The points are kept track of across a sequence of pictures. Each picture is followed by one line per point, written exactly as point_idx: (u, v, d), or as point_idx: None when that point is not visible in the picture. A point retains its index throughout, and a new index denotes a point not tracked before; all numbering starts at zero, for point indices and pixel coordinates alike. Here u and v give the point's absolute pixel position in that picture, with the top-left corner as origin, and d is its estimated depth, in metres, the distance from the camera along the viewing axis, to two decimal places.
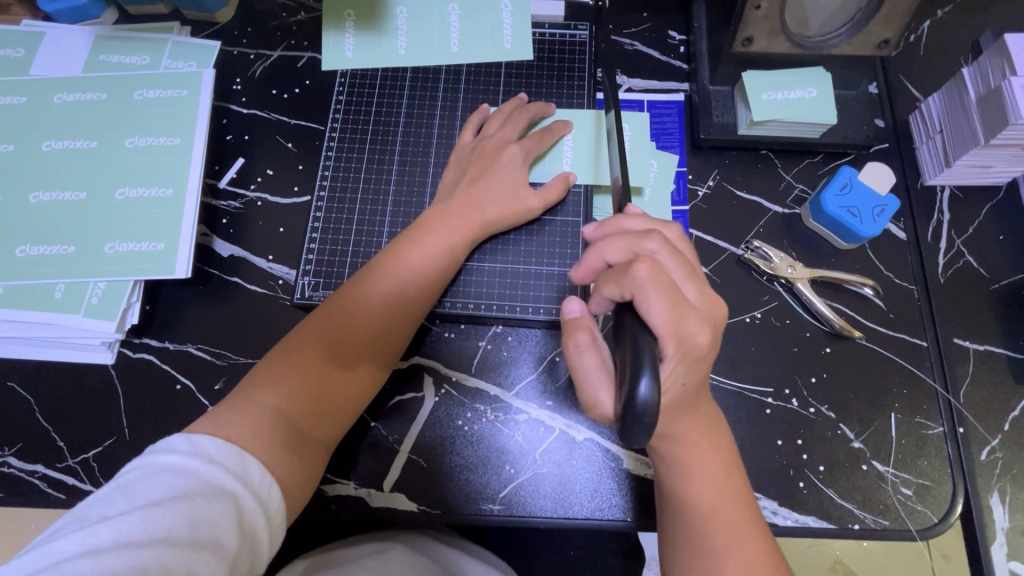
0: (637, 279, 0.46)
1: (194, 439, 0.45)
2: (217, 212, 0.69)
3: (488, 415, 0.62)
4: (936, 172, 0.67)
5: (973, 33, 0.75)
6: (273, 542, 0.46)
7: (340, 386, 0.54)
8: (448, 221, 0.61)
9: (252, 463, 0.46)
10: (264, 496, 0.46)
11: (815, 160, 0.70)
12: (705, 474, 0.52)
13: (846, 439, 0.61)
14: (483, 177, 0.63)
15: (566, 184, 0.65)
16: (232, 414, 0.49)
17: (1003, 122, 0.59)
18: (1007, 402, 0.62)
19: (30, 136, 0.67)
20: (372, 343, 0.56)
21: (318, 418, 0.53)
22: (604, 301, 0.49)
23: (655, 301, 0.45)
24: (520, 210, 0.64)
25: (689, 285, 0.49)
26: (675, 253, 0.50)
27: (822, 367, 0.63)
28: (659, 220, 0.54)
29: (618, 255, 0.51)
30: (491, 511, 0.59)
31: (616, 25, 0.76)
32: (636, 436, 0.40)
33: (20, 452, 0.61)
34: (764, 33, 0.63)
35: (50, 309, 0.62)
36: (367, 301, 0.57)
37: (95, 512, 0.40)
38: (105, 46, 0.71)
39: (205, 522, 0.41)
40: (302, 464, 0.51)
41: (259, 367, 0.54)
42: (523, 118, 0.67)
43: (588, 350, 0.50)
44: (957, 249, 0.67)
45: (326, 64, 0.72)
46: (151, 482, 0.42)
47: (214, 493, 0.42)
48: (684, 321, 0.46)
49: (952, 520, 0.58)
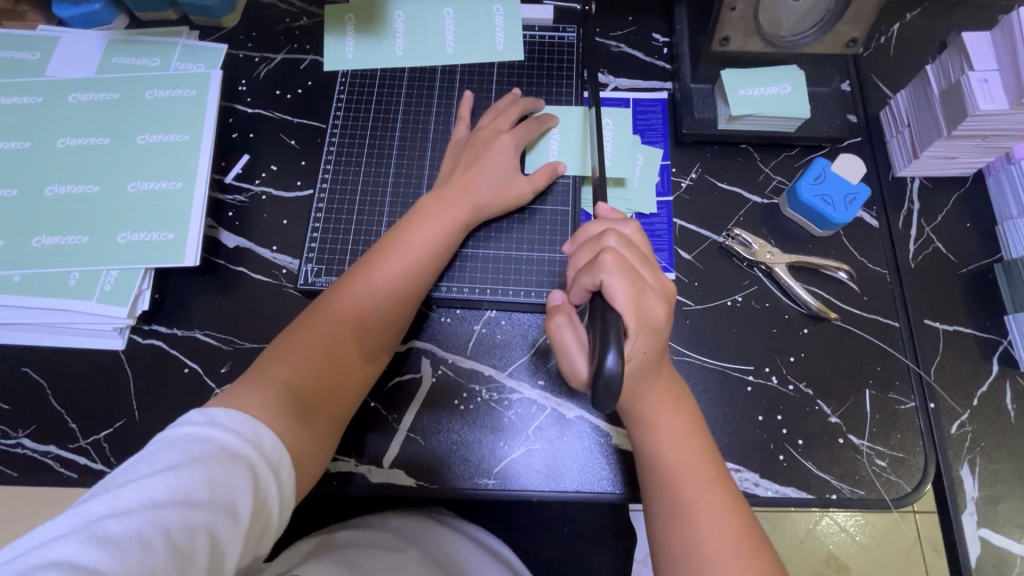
0: (603, 266, 0.51)
1: (209, 412, 0.48)
2: (223, 205, 0.72)
3: (483, 394, 0.65)
4: (905, 163, 0.71)
5: (940, 34, 0.79)
6: (285, 513, 0.49)
7: (347, 364, 0.57)
8: (443, 208, 0.64)
9: (265, 432, 0.49)
10: (277, 465, 0.48)
11: (792, 153, 0.74)
12: (675, 435, 0.55)
13: (823, 414, 0.64)
14: (476, 164, 0.67)
15: (555, 172, 0.68)
16: (247, 389, 0.52)
17: (962, 114, 0.63)
18: (976, 379, 0.65)
19: (46, 133, 0.70)
20: (375, 324, 0.59)
21: (327, 393, 0.56)
22: (580, 289, 0.54)
23: (617, 284, 0.50)
24: (513, 195, 0.67)
25: (646, 269, 0.54)
26: (631, 245, 0.55)
27: (800, 347, 0.66)
28: (619, 219, 0.59)
29: (583, 253, 0.56)
30: (486, 485, 0.62)
31: (602, 28, 0.80)
32: (603, 403, 0.44)
33: (34, 433, 0.64)
34: (740, 33, 0.67)
35: (64, 296, 0.65)
36: (368, 284, 0.60)
37: (118, 477, 0.43)
38: (117, 49, 0.75)
39: (222, 486, 0.44)
40: (312, 437, 0.54)
41: (268, 351, 0.57)
42: (514, 110, 0.71)
43: (565, 328, 0.55)
44: (926, 235, 0.71)
45: (327, 63, 0.77)
46: (170, 449, 0.44)
47: (229, 459, 0.45)
48: (642, 300, 0.51)
49: (924, 489, 0.61)
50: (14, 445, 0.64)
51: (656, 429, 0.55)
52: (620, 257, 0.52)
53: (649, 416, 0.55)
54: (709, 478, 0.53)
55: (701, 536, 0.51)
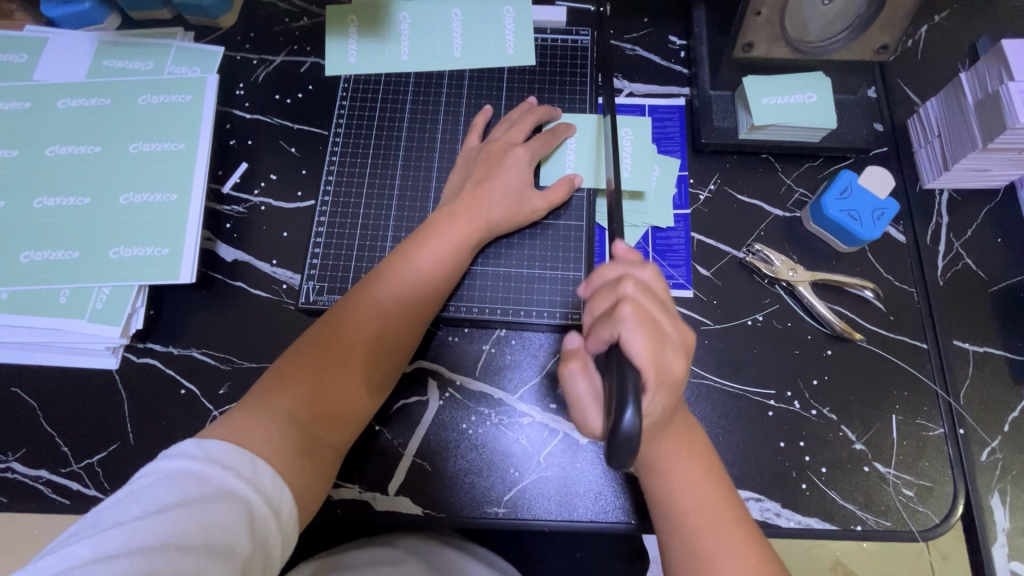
0: (623, 322, 0.48)
1: (205, 445, 0.45)
2: (221, 217, 0.69)
3: (492, 419, 0.63)
4: (934, 175, 0.68)
5: (970, 38, 0.76)
6: (286, 550, 0.46)
7: (350, 392, 0.55)
8: (454, 224, 0.61)
9: (264, 470, 0.46)
10: (276, 502, 0.46)
11: (815, 164, 0.71)
12: (689, 481, 0.52)
13: (847, 440, 0.61)
14: (488, 179, 0.64)
15: (571, 186, 0.65)
16: (246, 418, 0.49)
17: (1000, 127, 0.60)
18: (1006, 404, 0.63)
19: (34, 142, 0.67)
20: (381, 348, 0.56)
21: (329, 423, 0.53)
22: (597, 340, 0.50)
23: (638, 338, 0.47)
24: (525, 211, 0.64)
25: (667, 317, 0.51)
26: (649, 292, 0.51)
27: (824, 369, 0.64)
28: (636, 261, 0.54)
29: (599, 301, 0.52)
30: (495, 514, 0.60)
31: (617, 30, 0.76)
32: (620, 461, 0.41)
33: (24, 458, 0.61)
34: (764, 39, 0.64)
35: (54, 314, 0.62)
36: (374, 304, 0.57)
37: (107, 517, 0.40)
38: (108, 51, 0.71)
39: (217, 527, 0.41)
40: (315, 470, 0.51)
41: (267, 376, 0.54)
42: (529, 120, 0.67)
43: (578, 378, 0.52)
44: (956, 251, 0.67)
45: (329, 66, 0.73)
46: (162, 487, 0.42)
47: (226, 498, 0.42)
48: (660, 353, 0.48)
49: (953, 521, 0.59)
50: (4, 469, 0.61)
51: (669, 476, 0.52)
52: (640, 308, 0.49)
53: (660, 462, 0.52)
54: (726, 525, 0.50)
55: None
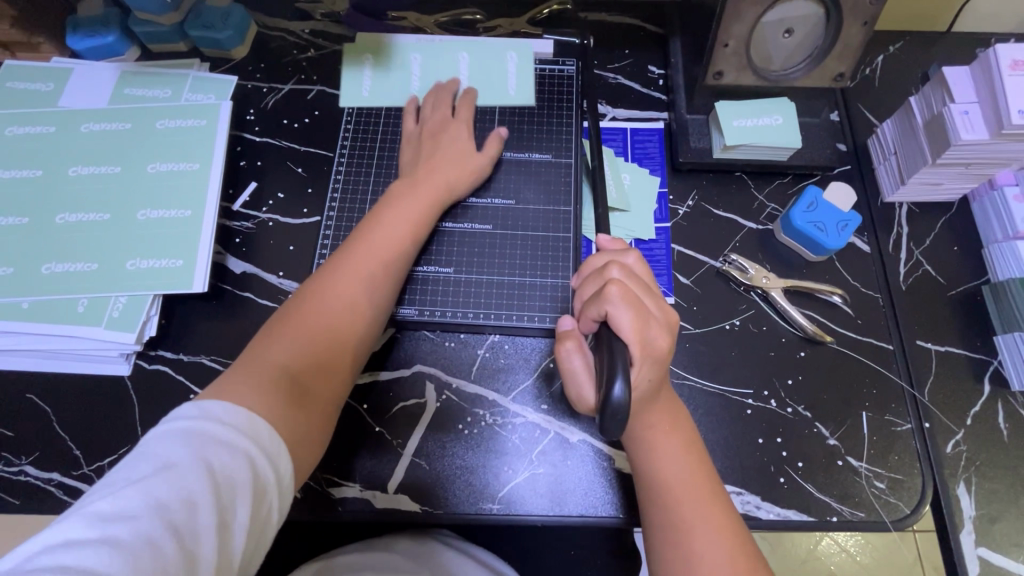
0: (610, 299, 0.54)
1: (201, 405, 0.47)
2: (231, 231, 0.74)
3: (487, 419, 0.66)
4: (894, 190, 0.74)
5: (923, 66, 0.83)
6: (285, 503, 0.49)
7: (334, 347, 0.58)
8: (413, 190, 0.68)
9: (260, 421, 0.49)
10: (274, 453, 0.48)
11: (785, 181, 0.76)
12: (672, 454, 0.56)
13: (821, 436, 0.65)
14: (437, 151, 0.71)
15: (501, 139, 0.74)
16: (233, 379, 0.52)
17: (946, 144, 0.66)
18: (969, 400, 0.67)
19: (58, 162, 0.72)
20: (362, 302, 0.61)
21: (315, 373, 0.56)
22: (588, 319, 0.56)
23: (623, 315, 0.53)
24: (473, 165, 0.72)
25: (650, 299, 0.56)
26: (633, 276, 0.58)
27: (798, 369, 0.68)
28: (619, 249, 0.62)
29: (589, 286, 0.59)
30: (491, 510, 0.63)
31: (600, 61, 0.83)
32: (611, 430, 0.47)
33: (37, 461, 0.64)
34: (733, 68, 0.70)
35: (72, 322, 0.65)
36: (349, 267, 0.61)
37: (119, 476, 0.42)
38: (129, 80, 0.77)
39: (224, 478, 0.44)
40: (307, 417, 0.54)
41: (251, 346, 0.57)
42: (448, 100, 0.75)
43: (574, 354, 0.57)
44: (916, 260, 0.73)
45: (343, 82, 0.79)
46: (168, 447, 0.44)
47: (228, 453, 0.45)
48: (647, 327, 0.53)
49: (923, 511, 0.62)
50: (17, 472, 0.63)
51: (653, 449, 0.56)
52: (626, 288, 0.55)
53: (644, 435, 0.56)
54: (705, 501, 0.53)
55: (696, 559, 0.51)
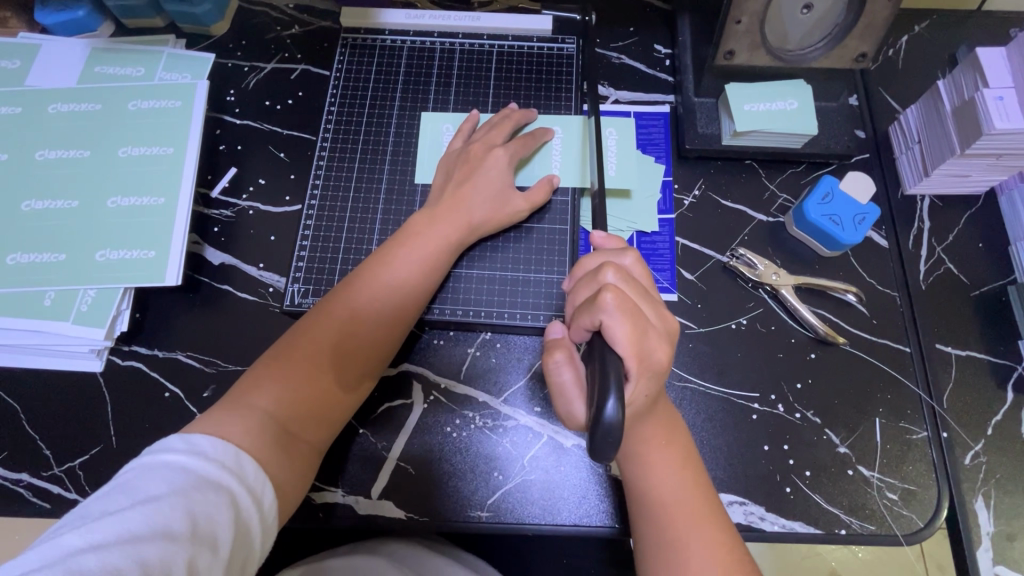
0: (604, 307, 0.48)
1: (189, 439, 0.45)
2: (209, 220, 0.69)
3: (476, 422, 0.63)
4: (915, 181, 0.69)
5: (950, 47, 0.77)
6: (266, 543, 0.46)
7: (331, 388, 0.55)
8: (433, 225, 0.62)
9: (247, 461, 0.46)
10: (258, 493, 0.46)
11: (798, 170, 0.71)
12: (667, 468, 0.52)
13: (831, 443, 0.61)
14: (469, 180, 0.64)
15: (552, 186, 0.66)
16: (225, 415, 0.49)
17: (976, 132, 0.61)
18: (990, 407, 0.63)
19: (25, 146, 0.68)
20: (362, 342, 0.57)
21: (307, 420, 0.53)
22: (580, 329, 0.51)
23: (617, 325, 0.47)
24: (507, 213, 0.65)
25: (649, 305, 0.52)
26: (631, 278, 0.52)
27: (808, 373, 0.64)
28: (616, 248, 0.56)
29: (582, 289, 0.53)
30: (479, 518, 0.59)
31: (603, 39, 0.78)
32: (603, 452, 0.42)
33: (4, 461, 0.61)
34: (745, 47, 0.65)
35: (39, 316, 0.62)
36: (352, 303, 0.57)
37: (96, 508, 0.40)
38: (101, 58, 0.72)
39: (204, 516, 0.41)
40: (292, 465, 0.51)
41: (245, 377, 0.54)
42: (508, 125, 0.68)
43: (564, 366, 0.52)
44: (937, 256, 0.68)
45: (423, 119, 0.71)
46: (151, 480, 0.42)
47: (211, 488, 0.43)
48: (645, 339, 0.49)
49: (937, 525, 0.59)
50: None
51: (646, 464, 0.52)
52: (622, 295, 0.49)
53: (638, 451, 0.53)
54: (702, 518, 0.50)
55: None
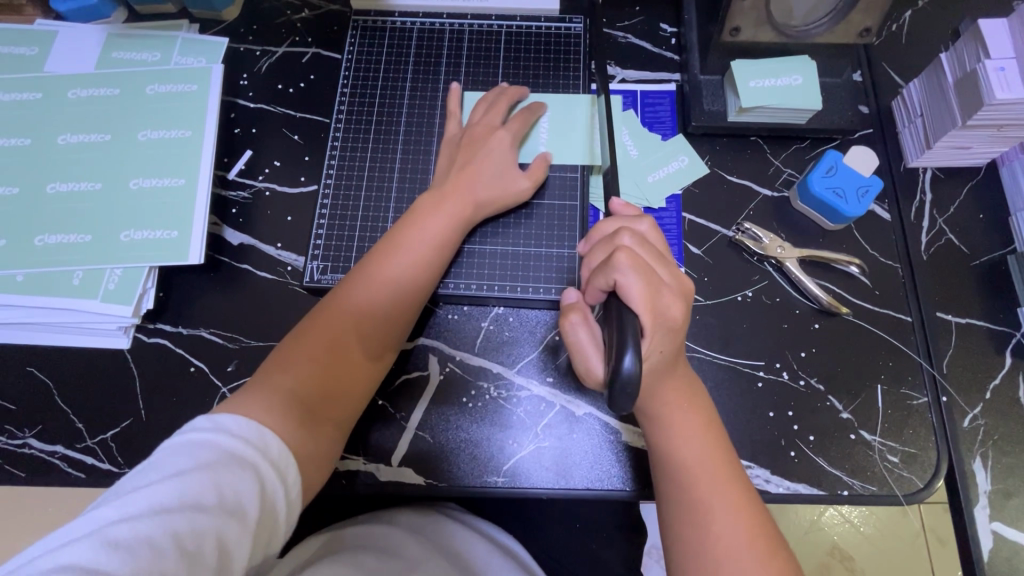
0: (618, 266, 0.50)
1: (215, 418, 0.48)
2: (227, 202, 0.71)
3: (491, 392, 0.65)
4: (917, 154, 0.70)
5: (953, 21, 0.78)
6: (291, 516, 0.49)
7: (350, 364, 0.57)
8: (440, 207, 0.64)
9: (271, 438, 0.49)
10: (284, 469, 0.48)
11: (802, 145, 0.73)
12: (687, 428, 0.54)
13: (834, 409, 0.64)
14: (472, 161, 0.65)
15: (548, 163, 0.67)
16: (249, 395, 0.52)
17: (977, 103, 0.62)
18: (989, 373, 0.65)
19: (46, 131, 0.69)
20: (377, 321, 0.59)
21: (329, 397, 0.55)
22: (595, 290, 0.53)
23: (633, 285, 0.50)
24: (512, 191, 0.66)
25: (663, 267, 0.53)
26: (646, 243, 0.54)
27: (811, 342, 0.66)
28: (632, 215, 0.58)
29: (599, 252, 0.55)
30: (496, 483, 0.62)
31: (609, 18, 0.79)
32: (620, 403, 0.44)
33: (40, 434, 0.64)
34: (750, 23, 0.66)
35: (68, 295, 0.64)
36: (367, 286, 0.59)
37: (129, 483, 0.42)
38: (116, 43, 0.74)
39: (231, 489, 0.43)
40: (317, 438, 0.53)
41: (270, 360, 0.56)
42: (504, 103, 0.69)
43: (579, 327, 0.55)
44: (939, 228, 0.70)
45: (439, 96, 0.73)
46: (178, 455, 0.44)
47: (237, 464, 0.45)
48: (659, 298, 0.51)
49: (936, 485, 0.61)
50: (21, 445, 0.63)
51: (665, 425, 0.55)
52: (635, 255, 0.52)
53: (657, 421, 0.55)
54: (722, 477, 0.52)
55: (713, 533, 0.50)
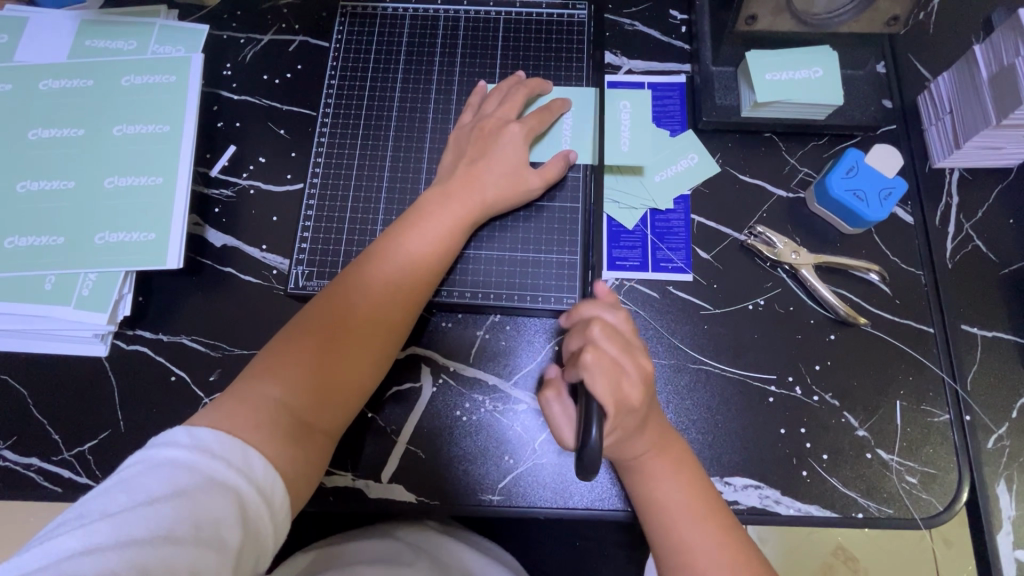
0: (584, 368, 0.48)
1: (195, 433, 0.44)
2: (209, 201, 0.68)
3: (486, 405, 0.62)
4: (945, 154, 0.65)
5: (986, 9, 0.73)
6: (278, 536, 0.45)
7: (343, 374, 0.53)
8: (446, 206, 0.60)
9: (254, 458, 0.45)
10: (268, 491, 0.45)
11: (821, 142, 0.68)
12: (663, 470, 0.51)
13: (850, 426, 0.60)
14: (483, 157, 0.61)
15: (567, 162, 0.63)
16: (235, 405, 0.48)
17: (1015, 101, 0.57)
18: (1015, 390, 0.61)
19: (17, 125, 0.65)
20: (373, 328, 0.55)
21: (320, 408, 0.52)
22: (567, 378, 0.52)
23: (597, 382, 0.48)
24: (521, 191, 0.62)
25: (634, 359, 0.51)
26: (618, 337, 0.51)
27: (827, 354, 0.62)
28: (608, 301, 0.55)
29: (572, 341, 0.53)
30: (490, 502, 0.59)
31: (616, 4, 0.74)
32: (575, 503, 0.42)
33: (14, 445, 0.61)
34: (768, 11, 0.61)
35: (40, 301, 0.61)
36: (365, 289, 0.56)
37: (98, 508, 0.39)
38: (91, 31, 0.69)
39: (207, 518, 0.40)
40: (305, 454, 0.50)
41: (256, 363, 0.52)
42: (521, 96, 0.65)
43: (554, 402, 0.55)
44: (966, 233, 0.65)
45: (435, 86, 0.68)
46: (153, 478, 0.41)
47: (215, 488, 0.42)
48: (620, 385, 0.48)
49: (957, 508, 0.58)
50: None
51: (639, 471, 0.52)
52: (602, 355, 0.49)
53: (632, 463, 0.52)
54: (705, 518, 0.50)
55: None
